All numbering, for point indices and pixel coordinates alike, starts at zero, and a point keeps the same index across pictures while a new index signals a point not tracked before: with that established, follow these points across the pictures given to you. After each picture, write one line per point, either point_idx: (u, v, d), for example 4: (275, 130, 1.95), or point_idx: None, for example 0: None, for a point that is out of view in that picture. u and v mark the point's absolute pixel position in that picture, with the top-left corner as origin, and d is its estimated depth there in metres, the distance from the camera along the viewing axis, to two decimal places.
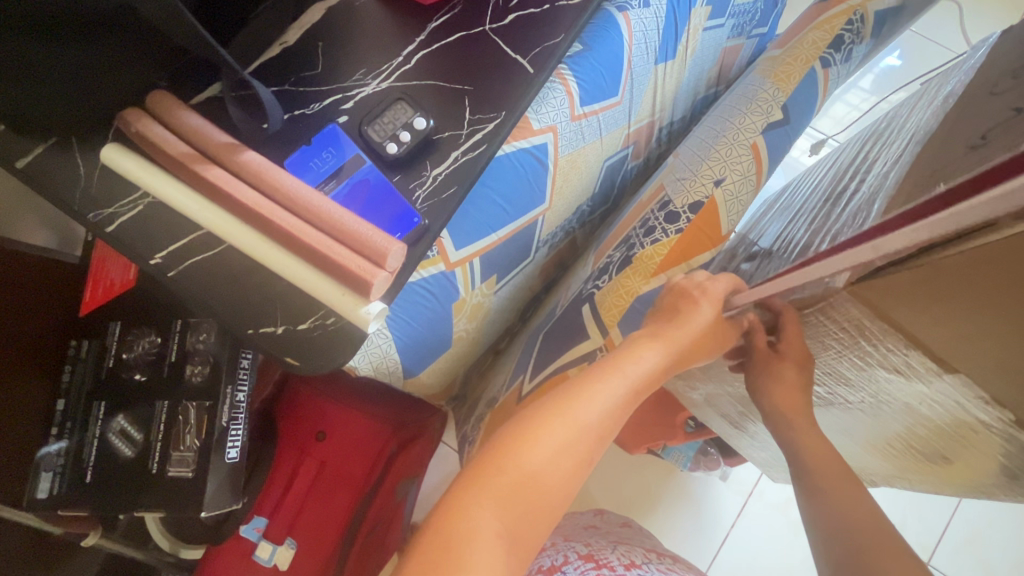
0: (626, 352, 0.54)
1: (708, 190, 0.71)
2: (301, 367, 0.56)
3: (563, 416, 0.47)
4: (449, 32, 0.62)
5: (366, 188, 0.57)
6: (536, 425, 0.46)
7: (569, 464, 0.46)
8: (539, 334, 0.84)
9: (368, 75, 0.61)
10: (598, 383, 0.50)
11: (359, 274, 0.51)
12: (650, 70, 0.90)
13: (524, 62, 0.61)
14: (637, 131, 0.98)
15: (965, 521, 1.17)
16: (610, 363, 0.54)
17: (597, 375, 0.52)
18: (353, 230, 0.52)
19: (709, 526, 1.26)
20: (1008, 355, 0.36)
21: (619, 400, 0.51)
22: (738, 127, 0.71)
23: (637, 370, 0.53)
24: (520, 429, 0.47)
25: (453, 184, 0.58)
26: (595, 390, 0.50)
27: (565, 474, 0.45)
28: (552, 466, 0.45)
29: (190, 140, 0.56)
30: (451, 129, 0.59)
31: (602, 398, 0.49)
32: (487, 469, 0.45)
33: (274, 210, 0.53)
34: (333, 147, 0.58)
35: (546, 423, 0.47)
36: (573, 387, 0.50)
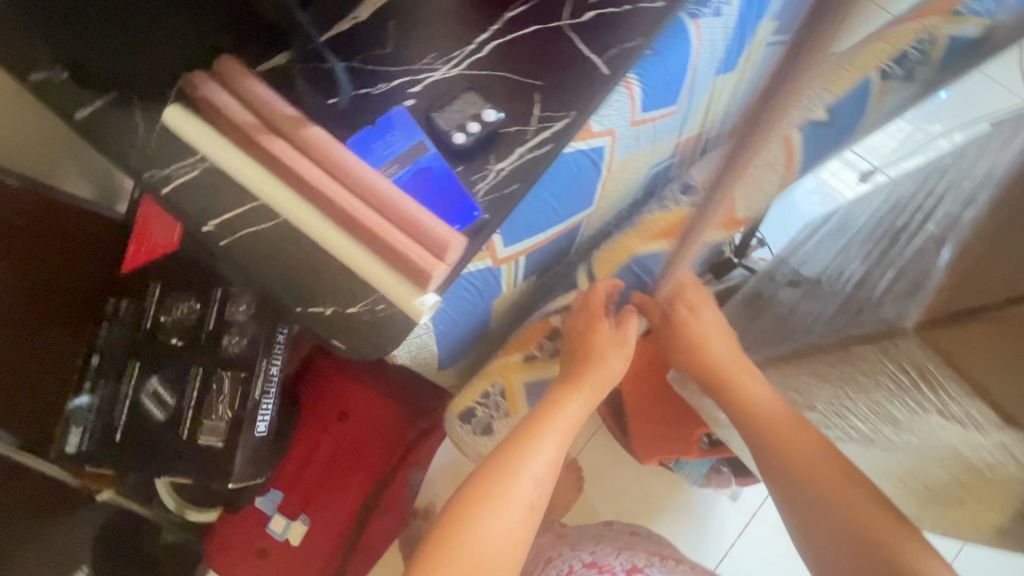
0: (552, 402, 0.57)
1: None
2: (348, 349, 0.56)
3: (504, 481, 0.50)
4: (525, 23, 0.60)
5: (428, 176, 0.56)
6: (480, 497, 0.49)
7: (519, 524, 0.48)
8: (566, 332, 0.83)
9: (438, 60, 0.60)
10: (532, 439, 0.53)
11: (419, 263, 0.51)
12: (710, 81, 0.88)
13: (599, 63, 0.59)
14: (685, 140, 0.97)
15: (967, 566, 1.16)
16: (534, 418, 0.56)
17: (526, 433, 0.54)
18: (415, 220, 0.52)
19: (708, 542, 1.26)
20: None
21: (552, 453, 0.53)
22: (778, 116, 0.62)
23: (563, 421, 0.55)
24: (467, 498, 0.49)
25: (516, 180, 0.57)
26: (527, 447, 0.52)
27: (518, 533, 0.48)
28: (502, 532, 0.47)
29: (255, 110, 0.55)
30: (518, 124, 0.58)
31: (536, 455, 0.52)
32: (441, 550, 0.46)
33: (339, 192, 0.53)
34: (397, 131, 0.57)
35: (491, 487, 0.49)
36: (510, 447, 0.53)
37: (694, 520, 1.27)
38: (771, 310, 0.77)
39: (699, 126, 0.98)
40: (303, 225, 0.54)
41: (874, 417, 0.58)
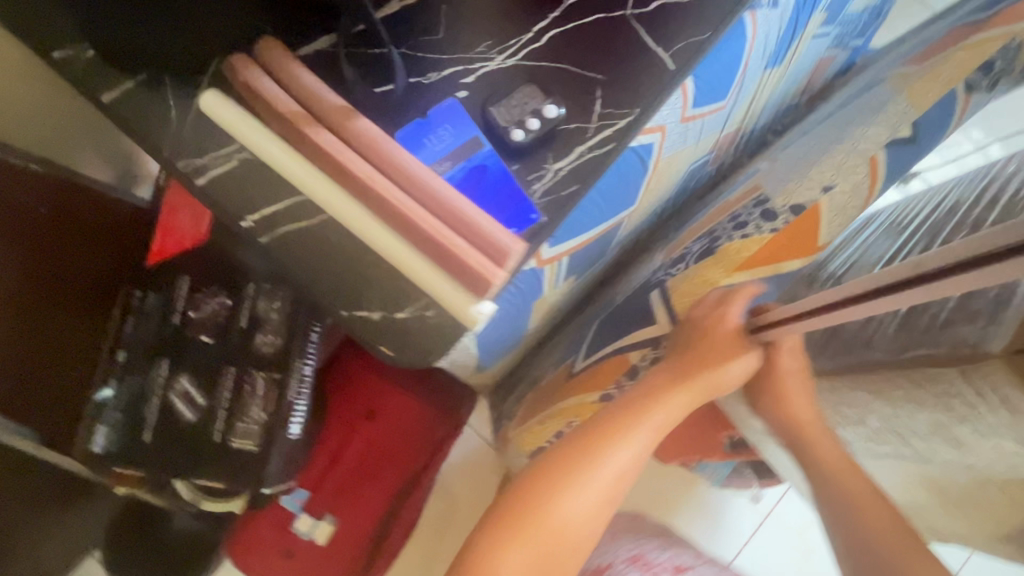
0: (644, 395, 0.55)
1: (814, 193, 0.57)
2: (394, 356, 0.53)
3: (589, 467, 0.50)
4: (587, 12, 0.57)
5: (483, 175, 0.52)
6: (563, 475, 0.50)
7: (590, 510, 0.50)
8: (595, 321, 0.78)
9: (493, 48, 0.56)
10: (620, 430, 0.52)
11: (478, 269, 0.47)
12: (758, 75, 0.85)
13: (665, 57, 0.56)
14: (724, 136, 0.94)
15: (980, 571, 1.16)
16: (630, 408, 0.54)
17: (619, 421, 0.53)
18: (474, 224, 0.48)
19: (722, 540, 1.26)
20: None
21: (641, 446, 0.52)
22: (861, 136, 0.60)
23: (660, 419, 0.53)
24: (544, 475, 0.51)
25: (575, 181, 0.54)
26: (616, 437, 0.52)
27: (588, 519, 0.50)
28: (579, 512, 0.49)
29: (300, 98, 0.51)
30: (579, 121, 0.54)
31: (625, 446, 0.52)
32: (521, 517, 0.49)
33: (390, 189, 0.49)
34: (451, 125, 0.53)
35: (571, 469, 0.50)
36: (595, 434, 0.52)
37: (708, 518, 1.26)
38: None
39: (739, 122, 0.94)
40: (345, 220, 0.50)
41: (936, 436, 0.56)
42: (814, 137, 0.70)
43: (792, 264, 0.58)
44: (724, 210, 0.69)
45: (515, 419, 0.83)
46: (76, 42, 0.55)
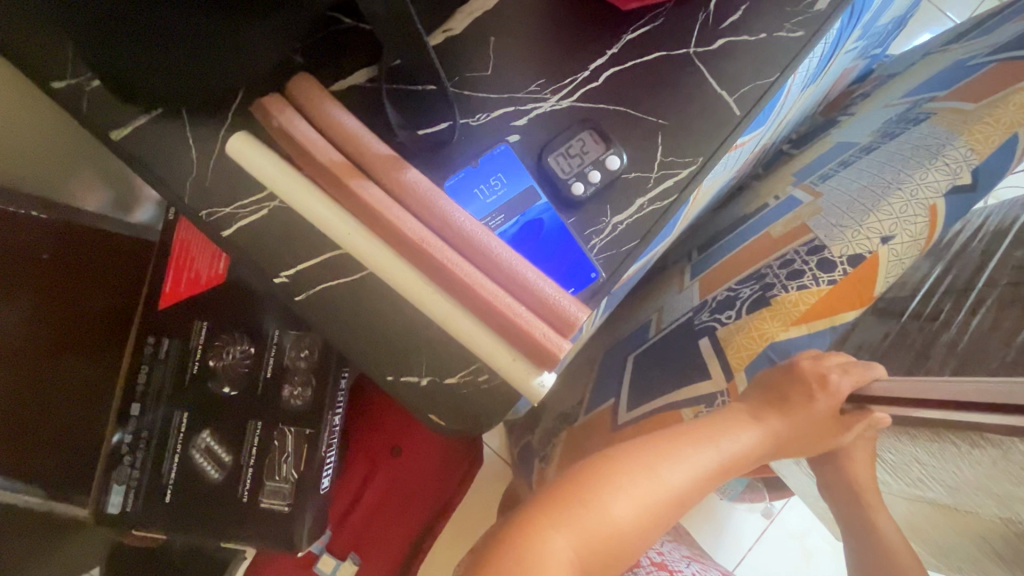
0: (715, 418, 0.53)
1: (873, 245, 0.61)
2: (442, 423, 0.50)
3: (649, 471, 0.47)
4: (647, 49, 0.53)
5: (539, 230, 0.49)
6: (619, 471, 0.47)
7: (642, 516, 0.46)
8: (629, 359, 0.77)
9: (547, 87, 0.52)
10: (690, 443, 0.50)
11: (541, 342, 0.43)
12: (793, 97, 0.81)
13: (731, 101, 0.52)
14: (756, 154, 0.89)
15: None
16: (706, 428, 0.52)
17: (690, 438, 0.50)
18: (534, 287, 0.44)
19: (728, 547, 1.27)
20: None
21: (707, 470, 0.49)
22: (919, 183, 0.62)
23: (733, 447, 0.51)
24: (604, 467, 0.47)
25: (635, 236, 0.50)
26: (685, 453, 0.49)
27: (639, 523, 0.45)
28: (628, 512, 0.45)
29: (341, 146, 0.47)
30: (640, 171, 0.51)
31: (691, 465, 0.49)
32: (566, 502, 0.45)
33: (443, 250, 0.44)
34: (504, 173, 0.50)
35: (627, 468, 0.47)
36: (665, 444, 0.50)
37: (716, 527, 1.27)
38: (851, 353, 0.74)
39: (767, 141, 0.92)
40: (390, 279, 0.45)
41: (991, 494, 0.55)
42: (862, 170, 0.68)
43: (846, 314, 0.62)
44: (771, 250, 0.67)
45: (544, 452, 0.83)
46: (79, 70, 0.49)
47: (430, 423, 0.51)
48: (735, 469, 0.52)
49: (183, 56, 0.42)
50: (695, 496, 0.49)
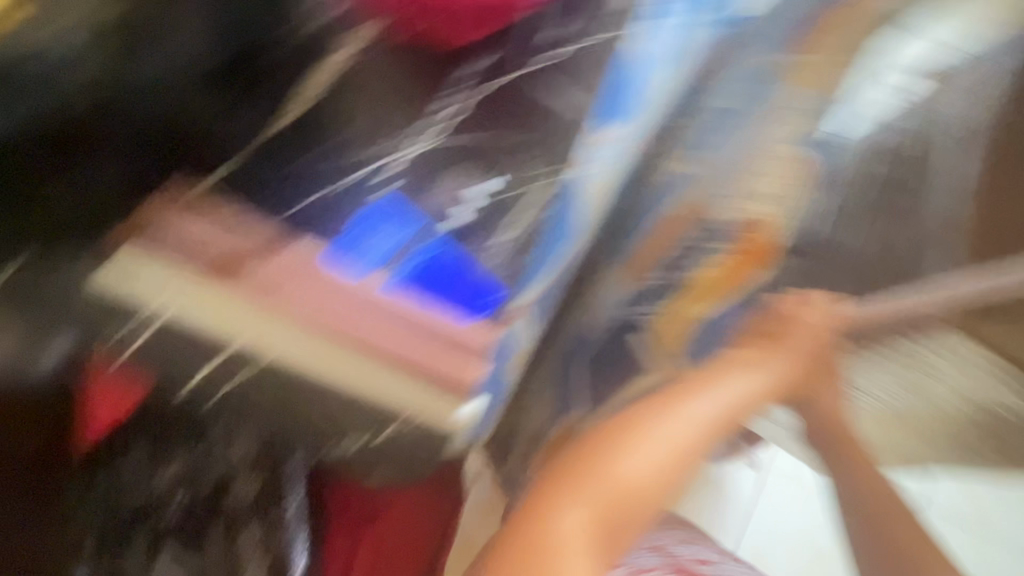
0: (695, 385, 0.67)
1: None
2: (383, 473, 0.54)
3: (658, 434, 0.61)
4: (491, 79, 0.60)
5: (430, 268, 0.55)
6: (637, 439, 0.60)
7: (654, 479, 0.59)
8: (581, 363, 0.79)
9: (411, 138, 0.58)
10: (682, 413, 0.63)
11: (450, 372, 0.51)
12: None
13: (580, 105, 0.59)
14: None
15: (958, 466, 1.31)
16: (696, 385, 0.67)
17: (686, 396, 0.65)
18: (430, 323, 0.52)
19: (735, 512, 1.31)
20: None
21: (700, 424, 0.63)
22: (764, 138, 0.71)
23: (717, 398, 0.67)
24: (620, 444, 0.59)
25: (524, 248, 0.57)
26: (684, 411, 0.63)
27: (651, 487, 0.59)
28: (641, 471, 0.59)
29: (232, 238, 0.52)
30: (510, 189, 0.59)
31: (690, 420, 0.63)
32: (594, 472, 0.58)
33: (354, 309, 0.51)
34: (386, 225, 0.55)
35: (642, 432, 0.60)
36: (670, 406, 0.63)
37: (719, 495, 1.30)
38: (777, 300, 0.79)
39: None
40: (307, 359, 0.50)
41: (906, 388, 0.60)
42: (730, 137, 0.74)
43: None
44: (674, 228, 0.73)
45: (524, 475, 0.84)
46: None
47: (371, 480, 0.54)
48: (726, 417, 0.67)
49: (73, 175, 0.45)
50: (693, 459, 0.61)
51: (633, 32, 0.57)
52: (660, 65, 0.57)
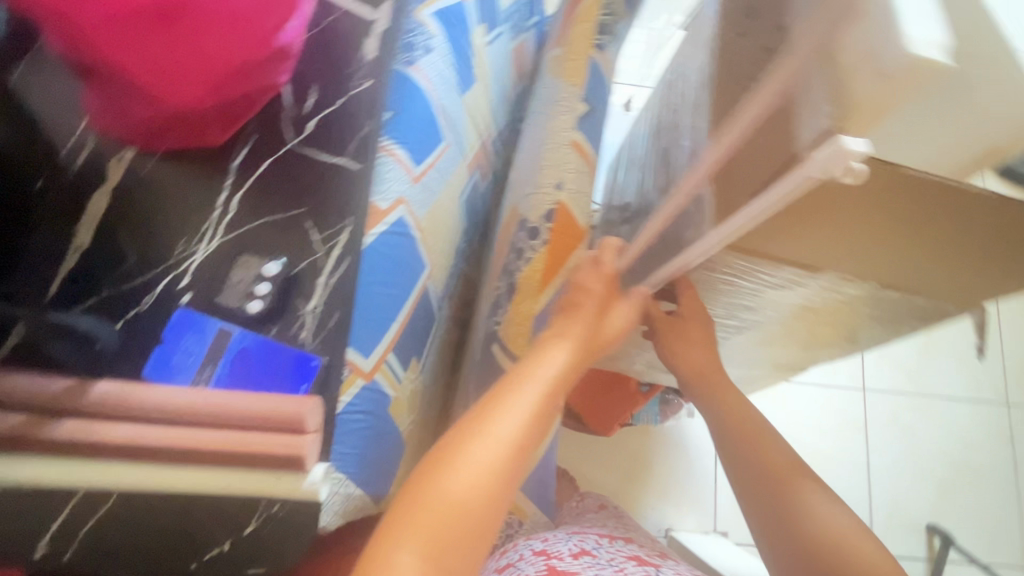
0: (536, 348, 0.51)
1: (552, 195, 0.69)
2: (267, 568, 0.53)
3: (491, 430, 0.44)
4: (257, 162, 0.59)
5: (247, 359, 0.52)
6: (468, 440, 0.44)
7: (484, 487, 0.42)
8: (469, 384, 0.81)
9: (191, 241, 0.56)
10: (517, 387, 0.47)
11: (284, 451, 0.48)
12: None
13: (347, 160, 0.59)
14: (475, 156, 0.96)
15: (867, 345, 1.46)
16: (518, 369, 0.49)
17: (514, 380, 0.48)
18: (256, 409, 0.48)
19: (696, 463, 1.38)
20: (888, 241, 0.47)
21: (532, 411, 0.46)
22: (554, 130, 0.70)
23: (547, 372, 0.49)
24: (440, 453, 0.44)
25: (335, 308, 0.56)
26: (509, 403, 0.46)
27: (481, 498, 0.42)
28: (475, 484, 0.42)
29: (19, 406, 0.47)
30: (305, 258, 0.57)
31: (517, 412, 0.46)
32: (417, 493, 0.42)
33: (169, 431, 0.47)
34: (192, 332, 0.53)
35: (475, 429, 0.44)
36: (496, 394, 0.47)
37: (671, 448, 1.38)
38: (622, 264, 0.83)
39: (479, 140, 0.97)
40: (144, 484, 0.48)
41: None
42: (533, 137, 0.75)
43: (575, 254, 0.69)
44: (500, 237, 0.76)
45: None
46: None
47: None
48: (558, 394, 0.49)
49: None
50: (536, 436, 0.46)
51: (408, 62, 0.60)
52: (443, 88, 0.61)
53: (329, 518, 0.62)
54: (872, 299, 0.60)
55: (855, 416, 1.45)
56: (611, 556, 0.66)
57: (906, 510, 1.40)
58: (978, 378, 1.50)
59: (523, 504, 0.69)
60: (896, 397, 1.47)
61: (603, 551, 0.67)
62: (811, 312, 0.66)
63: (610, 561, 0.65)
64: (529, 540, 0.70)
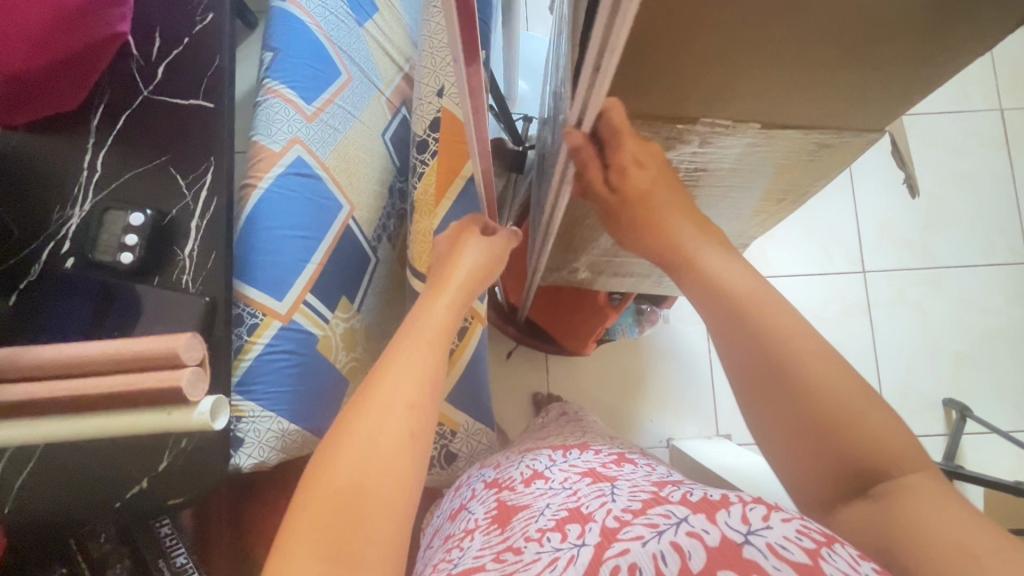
0: (418, 310, 0.51)
1: (435, 103, 0.65)
2: (186, 498, 0.56)
3: (377, 402, 0.41)
4: (116, 119, 0.63)
5: (140, 308, 0.58)
6: (353, 424, 0.40)
7: (387, 459, 0.38)
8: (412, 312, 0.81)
9: (66, 206, 0.60)
10: (398, 349, 0.45)
11: (158, 387, 0.48)
12: (360, 35, 0.80)
13: (201, 102, 0.63)
14: (399, 91, 0.84)
15: (848, 223, 1.40)
16: (401, 332, 0.48)
17: (395, 347, 0.46)
18: (133, 350, 0.49)
19: (691, 367, 1.36)
20: (757, 71, 0.43)
21: (422, 360, 0.44)
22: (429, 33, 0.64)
23: (427, 325, 0.48)
24: (327, 450, 0.39)
25: (210, 250, 0.60)
26: (396, 365, 0.44)
27: (379, 472, 0.37)
28: (373, 459, 0.38)
29: None
30: (176, 204, 0.61)
31: (408, 371, 0.43)
32: (307, 496, 0.37)
33: (55, 386, 0.49)
34: (80, 293, 0.58)
35: (358, 409, 0.41)
36: (380, 365, 0.44)
37: (662, 356, 1.36)
38: (544, 168, 0.79)
39: (397, 71, 0.84)
40: (47, 437, 0.50)
41: None
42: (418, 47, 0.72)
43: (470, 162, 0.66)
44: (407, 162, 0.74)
45: None
46: None
47: (181, 502, 0.56)
48: (446, 340, 0.48)
49: None
50: (428, 390, 0.43)
51: (298, 25, 0.74)
52: (324, 42, 0.75)
53: (261, 455, 0.66)
54: (765, 146, 0.55)
55: (858, 299, 1.37)
56: (565, 475, 0.55)
57: (922, 386, 1.34)
58: (993, 238, 1.39)
59: (455, 416, 0.70)
60: (901, 273, 1.38)
61: (557, 470, 0.57)
62: (716, 175, 0.62)
63: (563, 483, 0.53)
64: (482, 469, 0.67)
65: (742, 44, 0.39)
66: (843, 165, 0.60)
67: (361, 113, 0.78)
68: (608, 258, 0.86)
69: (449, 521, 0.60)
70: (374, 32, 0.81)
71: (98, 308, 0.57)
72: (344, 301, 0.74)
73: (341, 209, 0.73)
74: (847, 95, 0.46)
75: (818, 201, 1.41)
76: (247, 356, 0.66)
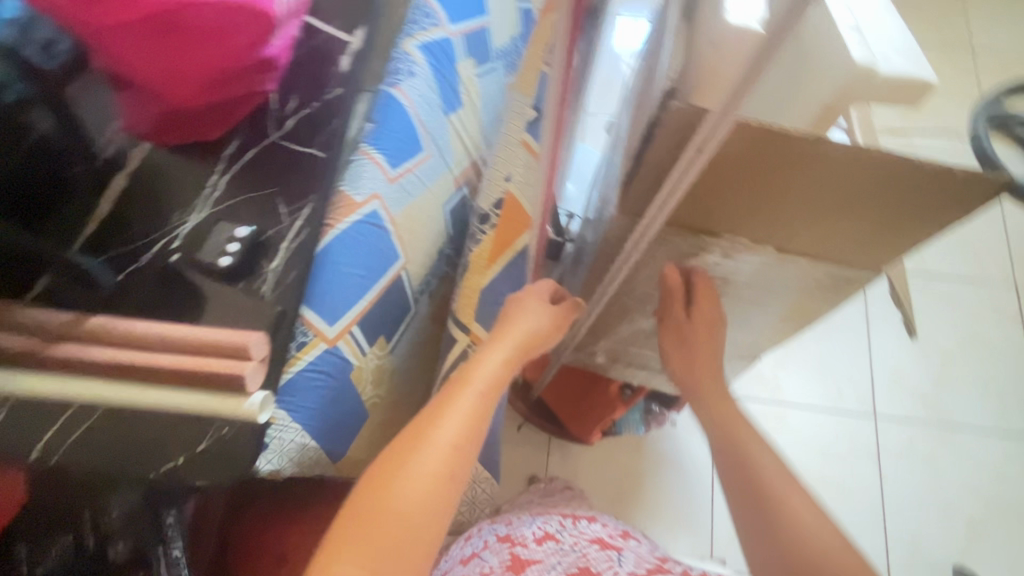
0: (473, 358, 0.56)
1: (502, 187, 0.76)
2: (208, 482, 0.61)
3: (427, 442, 0.46)
4: (244, 152, 0.77)
5: (223, 304, 0.67)
6: (403, 458, 0.45)
7: (433, 494, 0.44)
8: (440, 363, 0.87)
9: (184, 214, 0.72)
10: (456, 396, 0.50)
11: (224, 371, 0.56)
12: (444, 122, 0.90)
13: (314, 150, 0.78)
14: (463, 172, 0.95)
15: (860, 365, 1.44)
16: (458, 378, 0.53)
17: (450, 392, 0.51)
18: (209, 340, 0.57)
19: (692, 479, 1.35)
20: (776, 203, 0.52)
21: (472, 410, 0.50)
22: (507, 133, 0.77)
23: (483, 376, 0.53)
24: (379, 473, 0.45)
25: (292, 269, 0.71)
26: (452, 411, 0.49)
27: (417, 504, 0.43)
28: (414, 492, 0.44)
29: (37, 331, 0.58)
30: (273, 226, 0.73)
31: (458, 418, 0.49)
32: (353, 511, 0.43)
33: (137, 356, 0.57)
34: (175, 285, 0.67)
35: (410, 445, 0.46)
36: (435, 407, 0.50)
37: (664, 461, 1.36)
38: (581, 256, 0.89)
39: (465, 154, 0.95)
40: (115, 398, 0.56)
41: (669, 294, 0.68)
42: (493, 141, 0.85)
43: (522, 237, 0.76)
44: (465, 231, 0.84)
45: None
46: None
47: (206, 484, 0.61)
48: (498, 393, 0.54)
49: None
50: (474, 438, 0.48)
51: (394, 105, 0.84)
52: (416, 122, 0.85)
53: (279, 464, 0.69)
54: (778, 268, 0.63)
55: (867, 441, 1.37)
56: (575, 539, 0.59)
57: (931, 547, 1.28)
58: (1007, 407, 1.40)
59: None
60: (913, 425, 1.38)
61: (568, 534, 0.60)
62: (734, 286, 0.69)
63: (574, 546, 0.57)
64: (493, 523, 0.64)
65: (767, 177, 0.49)
66: (848, 297, 0.67)
67: (431, 184, 0.88)
68: (627, 347, 0.92)
69: (458, 566, 0.59)
70: (455, 124, 0.92)
71: (183, 301, 0.66)
72: (382, 341, 0.82)
73: (395, 262, 0.81)
74: (851, 235, 0.55)
75: (834, 339, 1.46)
76: (290, 369, 0.71)
